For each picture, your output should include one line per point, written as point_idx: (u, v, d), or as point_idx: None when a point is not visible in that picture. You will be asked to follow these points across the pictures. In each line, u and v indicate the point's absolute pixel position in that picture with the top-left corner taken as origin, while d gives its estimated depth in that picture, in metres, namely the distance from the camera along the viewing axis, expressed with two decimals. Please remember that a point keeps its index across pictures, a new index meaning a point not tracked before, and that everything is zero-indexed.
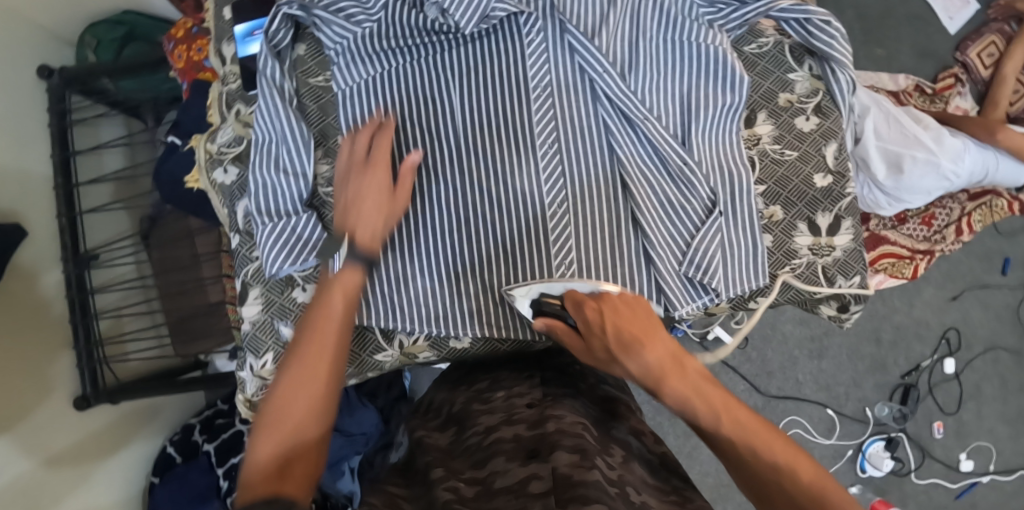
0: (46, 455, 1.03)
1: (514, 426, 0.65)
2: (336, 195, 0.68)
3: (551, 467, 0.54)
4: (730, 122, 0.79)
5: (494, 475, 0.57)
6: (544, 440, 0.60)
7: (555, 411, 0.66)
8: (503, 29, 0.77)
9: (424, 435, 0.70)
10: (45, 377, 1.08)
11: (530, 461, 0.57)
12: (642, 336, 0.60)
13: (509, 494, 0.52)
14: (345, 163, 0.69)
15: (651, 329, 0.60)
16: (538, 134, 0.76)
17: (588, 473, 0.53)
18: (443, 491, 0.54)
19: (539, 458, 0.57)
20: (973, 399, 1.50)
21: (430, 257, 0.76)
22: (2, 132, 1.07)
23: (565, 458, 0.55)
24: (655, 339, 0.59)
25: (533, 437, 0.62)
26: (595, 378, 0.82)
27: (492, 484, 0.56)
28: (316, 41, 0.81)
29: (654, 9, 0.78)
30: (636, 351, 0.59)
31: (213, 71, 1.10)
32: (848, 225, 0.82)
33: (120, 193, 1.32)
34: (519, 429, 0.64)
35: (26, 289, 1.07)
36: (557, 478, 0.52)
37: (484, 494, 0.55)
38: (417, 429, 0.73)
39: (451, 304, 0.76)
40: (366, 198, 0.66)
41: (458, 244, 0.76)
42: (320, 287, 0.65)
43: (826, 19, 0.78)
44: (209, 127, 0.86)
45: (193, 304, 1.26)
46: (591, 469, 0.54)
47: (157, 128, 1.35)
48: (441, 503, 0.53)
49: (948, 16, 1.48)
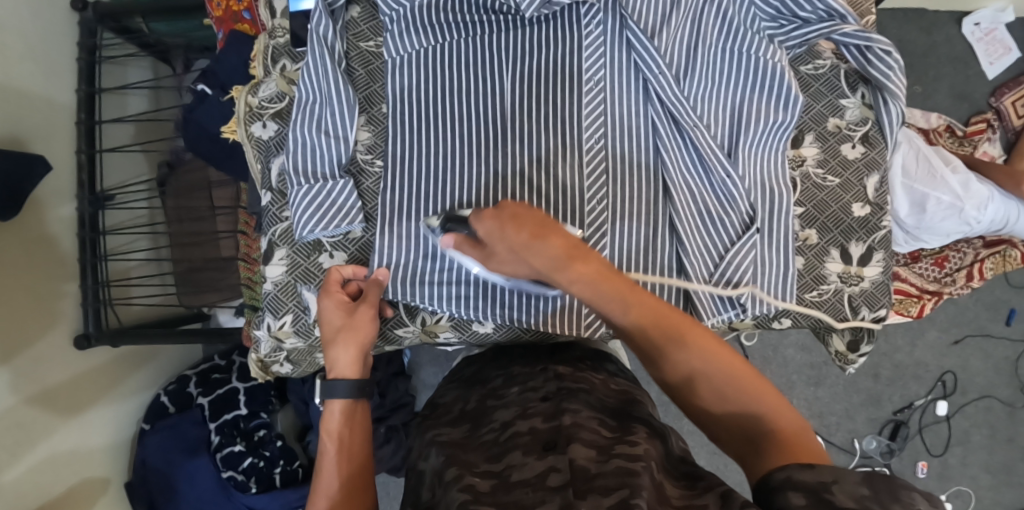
0: (35, 390, 1.01)
1: (529, 420, 0.62)
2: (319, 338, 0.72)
3: (569, 459, 0.53)
4: (778, 140, 0.78)
5: (511, 469, 0.55)
6: (561, 432, 0.58)
7: (571, 405, 0.63)
8: (563, 18, 0.77)
9: (436, 433, 0.66)
10: (47, 312, 1.06)
11: (547, 454, 0.55)
12: (548, 238, 0.56)
13: (528, 487, 0.51)
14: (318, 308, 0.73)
15: (556, 230, 0.57)
16: (586, 127, 0.76)
17: (607, 464, 0.52)
18: (459, 492, 0.52)
19: (556, 450, 0.55)
20: (960, 445, 1.48)
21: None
22: (25, 59, 1.04)
23: (582, 451, 0.54)
24: (562, 236, 0.57)
25: (549, 430, 0.59)
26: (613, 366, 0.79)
27: (508, 477, 0.54)
28: (371, 6, 0.81)
29: (717, 17, 0.78)
30: (539, 249, 0.56)
31: (253, 25, 1.07)
32: (880, 257, 0.82)
33: (142, 136, 1.30)
34: (535, 422, 0.61)
35: (34, 220, 1.04)
36: (575, 470, 0.52)
37: (501, 487, 0.52)
38: (428, 428, 0.69)
39: (475, 286, 0.75)
40: (324, 326, 0.70)
41: None
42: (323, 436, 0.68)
43: (887, 50, 0.76)
44: (250, 80, 0.83)
45: (203, 256, 1.24)
46: (609, 461, 0.53)
47: (185, 75, 1.29)
48: (457, 505, 0.50)
49: (988, 61, 1.45)
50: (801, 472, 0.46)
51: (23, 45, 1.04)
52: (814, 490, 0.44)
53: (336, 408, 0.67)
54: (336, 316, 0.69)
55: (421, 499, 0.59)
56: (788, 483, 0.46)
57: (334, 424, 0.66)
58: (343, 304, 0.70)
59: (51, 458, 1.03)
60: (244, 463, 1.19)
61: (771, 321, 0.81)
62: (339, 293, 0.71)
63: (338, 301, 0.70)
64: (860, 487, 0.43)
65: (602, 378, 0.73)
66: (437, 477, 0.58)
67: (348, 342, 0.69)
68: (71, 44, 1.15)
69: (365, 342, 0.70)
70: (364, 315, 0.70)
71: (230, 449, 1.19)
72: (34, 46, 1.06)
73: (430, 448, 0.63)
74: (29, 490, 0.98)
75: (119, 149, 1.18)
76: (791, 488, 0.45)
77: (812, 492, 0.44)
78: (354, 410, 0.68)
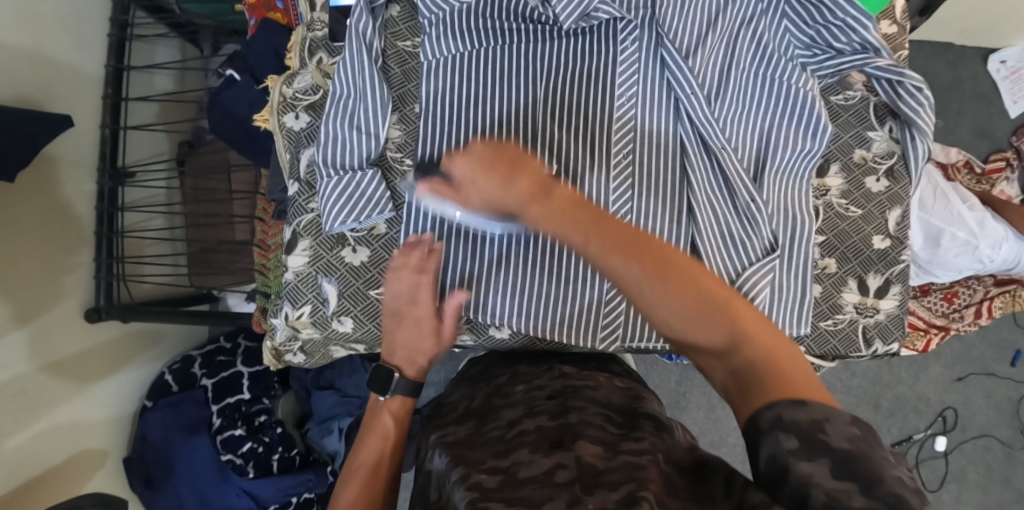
0: (45, 358, 1.02)
1: (536, 418, 0.63)
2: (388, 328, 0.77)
3: (576, 456, 0.54)
4: (804, 168, 0.78)
5: (518, 465, 0.55)
6: (567, 430, 0.59)
7: (577, 402, 0.65)
8: (600, 32, 0.78)
9: (443, 434, 0.66)
10: (60, 279, 1.06)
11: (555, 450, 0.56)
12: (508, 175, 0.58)
13: (535, 483, 0.52)
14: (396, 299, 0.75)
15: (517, 164, 0.58)
16: (615, 142, 0.77)
17: (614, 460, 0.53)
18: (467, 489, 0.52)
19: (563, 447, 0.56)
20: (956, 482, 1.46)
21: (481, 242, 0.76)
22: (58, 29, 1.05)
23: (588, 448, 0.55)
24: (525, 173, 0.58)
25: (556, 428, 0.60)
26: (617, 370, 0.79)
27: (515, 474, 0.54)
28: (410, 5, 0.82)
29: (752, 41, 0.78)
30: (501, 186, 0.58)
31: (285, 15, 1.07)
32: (896, 291, 0.82)
33: (167, 115, 1.31)
34: (541, 421, 0.62)
35: (49, 187, 1.04)
36: (582, 467, 0.52)
37: (508, 484, 0.53)
38: (435, 429, 0.69)
39: (504, 302, 0.77)
40: (405, 331, 0.76)
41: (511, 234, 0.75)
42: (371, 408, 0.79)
43: (919, 86, 0.76)
44: (286, 70, 0.84)
45: (217, 238, 1.25)
46: (616, 457, 0.54)
47: (212, 58, 1.31)
48: (465, 502, 0.51)
49: (1012, 99, 1.45)
50: (791, 410, 0.47)
51: (59, 15, 1.05)
52: (808, 430, 0.46)
53: (398, 402, 0.78)
54: (416, 325, 0.75)
55: (427, 498, 0.60)
56: (778, 425, 0.47)
57: (395, 409, 0.78)
58: (427, 315, 0.75)
59: (53, 430, 1.03)
60: (244, 448, 1.19)
61: None
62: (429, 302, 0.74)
63: (424, 313, 0.75)
64: (849, 429, 0.46)
65: (606, 378, 0.75)
66: (443, 478, 0.58)
67: (421, 351, 0.77)
68: (104, 19, 1.16)
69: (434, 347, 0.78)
70: (443, 328, 0.77)
71: (230, 432, 1.19)
72: (66, 18, 1.07)
73: (436, 448, 0.64)
74: (27, 459, 0.98)
75: (143, 126, 1.18)
76: (783, 430, 0.47)
77: (804, 434, 0.46)
78: (409, 408, 0.79)
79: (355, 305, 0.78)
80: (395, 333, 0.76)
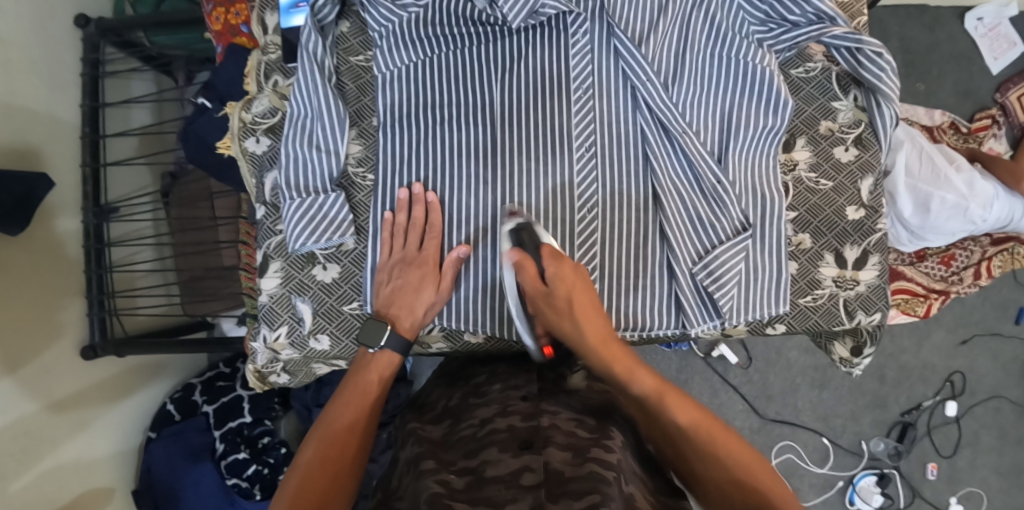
0: (46, 399, 1.04)
1: (508, 417, 0.62)
2: (380, 282, 0.76)
3: (545, 460, 0.54)
4: (769, 144, 0.77)
5: (486, 464, 0.56)
6: (537, 433, 0.58)
7: (550, 406, 0.64)
8: (550, 26, 0.78)
9: (416, 427, 0.68)
10: (50, 320, 1.07)
11: (522, 452, 0.56)
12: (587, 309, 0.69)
13: (500, 484, 0.52)
14: (400, 254, 0.76)
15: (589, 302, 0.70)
16: (577, 135, 0.77)
17: (581, 468, 0.53)
18: (433, 483, 0.53)
19: (531, 450, 0.56)
20: (970, 446, 1.43)
21: (460, 213, 0.77)
22: (32, 77, 1.06)
23: (558, 454, 0.55)
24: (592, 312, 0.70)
25: (526, 429, 0.59)
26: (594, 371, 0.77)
27: (483, 473, 0.55)
28: (360, 20, 0.82)
29: (705, 22, 0.77)
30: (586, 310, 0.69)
31: (249, 38, 1.04)
32: (875, 261, 0.81)
33: (146, 147, 1.31)
34: (513, 420, 0.61)
35: (40, 231, 1.05)
36: (549, 472, 0.52)
37: (475, 484, 0.54)
38: (409, 422, 0.71)
39: (490, 286, 0.77)
40: (405, 288, 0.75)
41: (481, 204, 0.77)
42: (356, 365, 0.74)
43: (878, 51, 0.75)
44: (244, 96, 0.85)
45: (204, 264, 1.24)
46: (584, 464, 0.54)
47: (187, 88, 1.30)
48: (428, 496, 0.52)
49: (992, 57, 1.43)
50: None
51: (30, 61, 1.06)
52: None
53: (386, 358, 0.74)
54: (415, 282, 0.75)
55: (389, 485, 0.62)
56: None
57: (382, 367, 0.73)
58: (428, 273, 0.75)
59: (57, 470, 1.05)
60: (248, 471, 1.18)
61: (764, 326, 0.82)
62: (436, 264, 0.76)
63: (428, 270, 0.75)
64: None
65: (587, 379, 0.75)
66: (409, 467, 0.60)
67: (417, 306, 0.75)
68: (76, 60, 1.16)
69: (427, 311, 0.76)
70: (441, 286, 0.75)
71: (233, 457, 1.19)
72: (36, 63, 1.07)
73: (410, 441, 0.65)
74: (37, 497, 1.00)
75: (123, 162, 1.18)
76: None
77: None
78: (395, 367, 0.74)
79: (330, 322, 0.78)
80: (393, 292, 0.75)
